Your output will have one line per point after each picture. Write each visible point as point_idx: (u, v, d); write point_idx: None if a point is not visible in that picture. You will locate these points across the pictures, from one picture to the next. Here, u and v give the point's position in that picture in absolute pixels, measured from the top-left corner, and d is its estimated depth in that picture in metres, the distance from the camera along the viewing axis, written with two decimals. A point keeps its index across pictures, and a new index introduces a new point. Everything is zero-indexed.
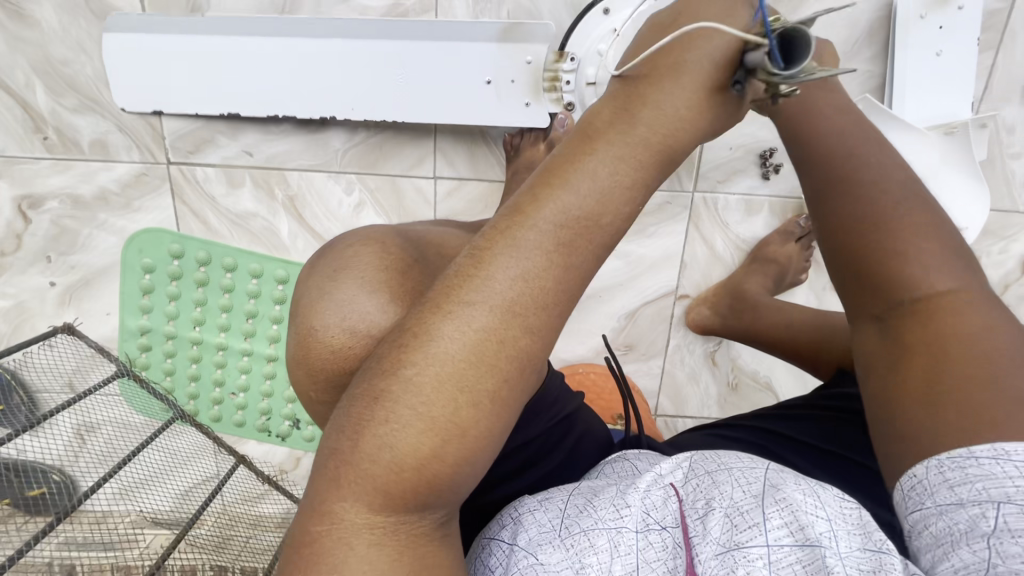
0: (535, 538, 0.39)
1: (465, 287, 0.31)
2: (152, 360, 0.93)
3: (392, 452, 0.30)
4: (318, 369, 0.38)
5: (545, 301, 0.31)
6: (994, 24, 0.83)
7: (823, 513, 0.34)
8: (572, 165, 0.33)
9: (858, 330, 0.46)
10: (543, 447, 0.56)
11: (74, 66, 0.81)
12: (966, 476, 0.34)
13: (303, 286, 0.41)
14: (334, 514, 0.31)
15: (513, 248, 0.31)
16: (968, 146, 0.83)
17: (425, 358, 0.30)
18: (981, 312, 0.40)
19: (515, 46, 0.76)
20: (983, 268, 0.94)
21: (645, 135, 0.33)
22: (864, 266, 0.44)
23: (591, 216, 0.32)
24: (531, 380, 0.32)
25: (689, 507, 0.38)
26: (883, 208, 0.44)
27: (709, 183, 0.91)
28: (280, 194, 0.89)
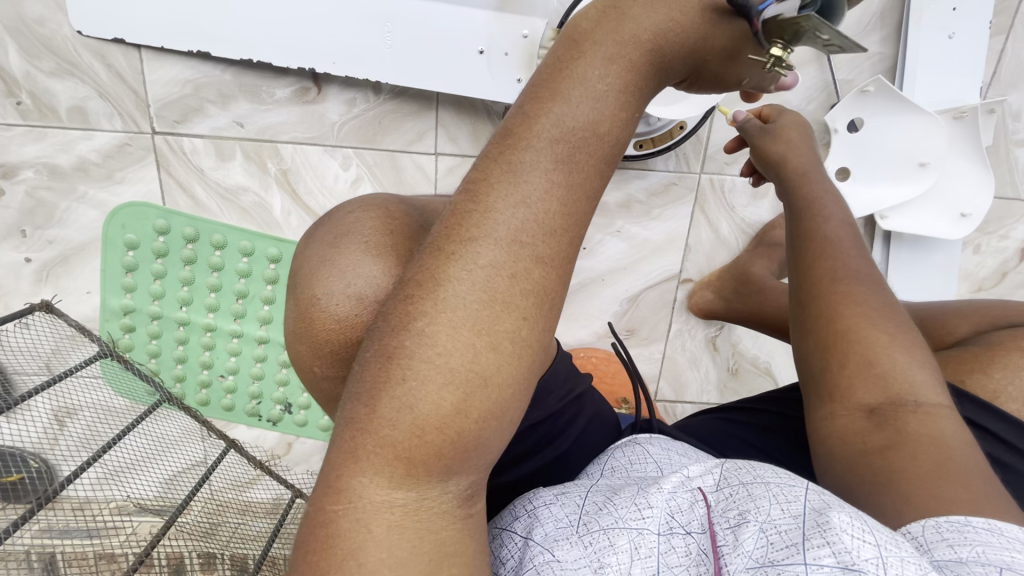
0: (551, 533, 0.37)
1: (466, 225, 0.28)
2: (136, 341, 0.89)
3: (412, 414, 0.26)
4: (323, 343, 0.33)
5: (554, 227, 0.28)
6: (1006, 7, 0.82)
7: (872, 539, 0.30)
8: (563, 73, 0.30)
9: (838, 415, 0.45)
10: (552, 428, 0.53)
11: (51, 25, 0.76)
12: (965, 538, 0.32)
13: (300, 260, 0.36)
14: (350, 492, 0.26)
15: (510, 175, 0.28)
16: (976, 132, 0.82)
17: (436, 304, 0.27)
18: (956, 425, 0.41)
19: (510, 17, 0.74)
20: (983, 255, 0.94)
21: (635, 31, 0.30)
22: (852, 360, 0.45)
23: (587, 127, 0.29)
24: (550, 315, 0.29)
25: (719, 515, 0.35)
26: (846, 306, 0.47)
27: (716, 165, 0.90)
28: (272, 168, 0.85)
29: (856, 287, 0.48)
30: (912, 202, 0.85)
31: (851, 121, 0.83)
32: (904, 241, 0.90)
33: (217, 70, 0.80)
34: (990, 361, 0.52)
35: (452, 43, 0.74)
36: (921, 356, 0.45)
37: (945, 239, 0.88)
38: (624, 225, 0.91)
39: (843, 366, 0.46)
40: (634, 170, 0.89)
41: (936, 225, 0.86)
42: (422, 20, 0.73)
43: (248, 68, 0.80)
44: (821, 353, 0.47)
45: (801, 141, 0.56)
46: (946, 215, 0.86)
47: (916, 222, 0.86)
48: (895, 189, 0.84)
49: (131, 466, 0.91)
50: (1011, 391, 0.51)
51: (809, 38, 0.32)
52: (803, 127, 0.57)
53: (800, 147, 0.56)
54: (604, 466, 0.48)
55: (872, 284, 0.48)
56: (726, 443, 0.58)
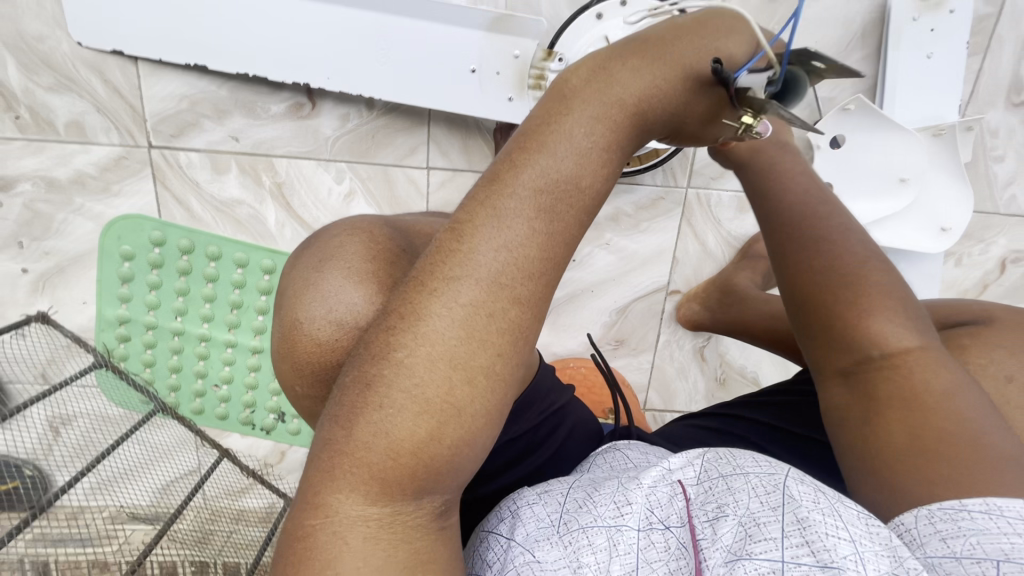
0: (533, 533, 0.38)
1: (448, 263, 0.29)
2: (130, 350, 0.90)
3: (387, 438, 0.27)
4: (304, 364, 0.34)
5: (531, 270, 0.29)
6: (983, 28, 0.85)
7: (846, 535, 0.32)
8: (549, 126, 0.31)
9: (825, 385, 0.47)
10: (536, 440, 0.54)
11: (49, 42, 0.77)
12: (959, 528, 0.33)
13: (288, 281, 0.38)
14: (327, 506, 0.28)
15: (494, 217, 0.29)
16: (954, 149, 0.84)
17: (416, 339, 0.28)
18: (934, 370, 0.41)
19: (500, 38, 0.75)
20: (964, 267, 0.96)
21: (621, 95, 0.32)
22: (820, 324, 0.47)
23: (571, 179, 0.30)
24: (526, 352, 0.30)
25: (698, 507, 0.37)
26: (809, 278, 0.49)
27: (703, 179, 0.92)
28: (267, 181, 0.87)
29: (824, 258, 0.49)
30: (892, 216, 0.87)
31: (834, 138, 0.85)
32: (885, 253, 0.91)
33: (213, 86, 0.81)
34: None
35: (444, 62, 0.76)
36: (890, 301, 0.45)
37: (926, 253, 0.90)
38: (612, 237, 0.93)
39: (813, 333, 0.48)
40: (622, 185, 0.91)
41: (917, 239, 0.88)
42: (414, 39, 0.75)
43: (244, 84, 0.82)
44: (798, 323, 0.50)
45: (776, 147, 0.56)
46: (926, 229, 0.88)
47: (896, 235, 0.88)
48: (875, 204, 0.86)
49: (122, 476, 0.92)
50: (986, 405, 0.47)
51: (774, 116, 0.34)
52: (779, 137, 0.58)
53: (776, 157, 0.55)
54: (586, 469, 0.48)
55: (836, 245, 0.49)
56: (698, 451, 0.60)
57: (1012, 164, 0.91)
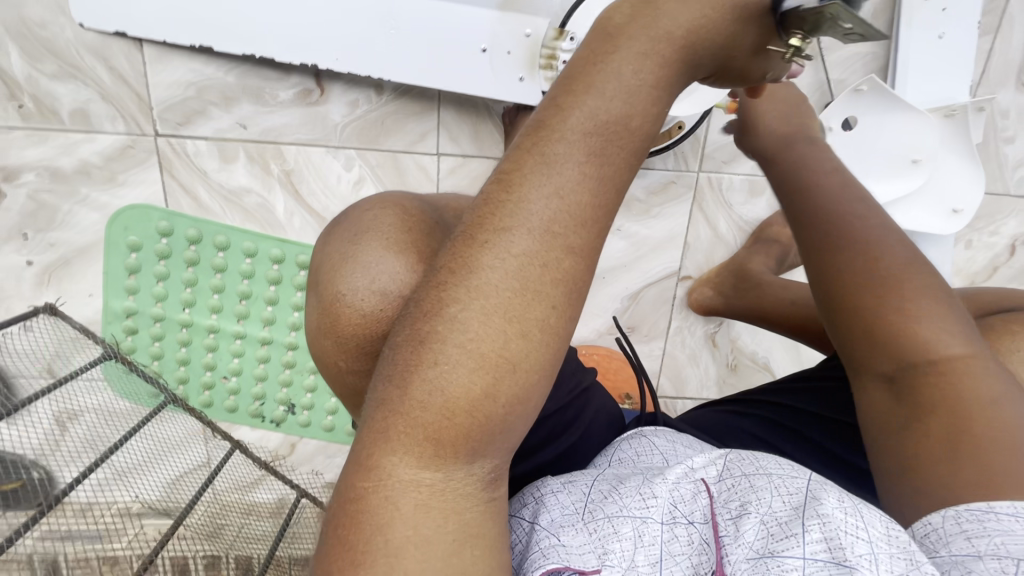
0: (557, 519, 0.37)
1: (500, 215, 0.28)
2: (138, 344, 0.89)
3: (443, 395, 0.27)
4: (348, 338, 0.34)
5: (583, 218, 0.29)
6: (994, 8, 0.85)
7: (866, 535, 0.31)
8: (598, 66, 0.30)
9: (864, 387, 0.46)
10: (562, 421, 0.54)
11: (53, 28, 0.76)
12: (986, 529, 0.33)
13: (320, 258, 0.37)
14: (381, 470, 0.27)
15: (545, 166, 0.28)
16: (965, 129, 0.84)
17: (470, 292, 0.27)
18: (980, 380, 0.40)
19: (513, 17, 0.75)
20: (974, 250, 0.96)
21: (670, 29, 0.30)
22: (859, 325, 0.46)
23: (618, 121, 0.29)
24: (578, 304, 0.29)
25: (721, 505, 0.36)
26: (851, 273, 0.46)
27: (713, 163, 0.91)
28: (275, 169, 0.85)
29: (858, 254, 0.47)
30: (905, 198, 0.86)
31: (846, 120, 0.85)
32: (896, 236, 0.91)
33: (220, 72, 0.80)
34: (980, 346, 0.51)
35: (455, 44, 0.75)
36: (940, 307, 0.44)
37: (937, 235, 0.90)
38: (623, 223, 0.93)
39: (853, 334, 0.46)
40: None
41: (929, 221, 0.88)
42: (424, 20, 0.74)
43: (251, 70, 0.81)
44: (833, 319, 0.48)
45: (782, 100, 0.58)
46: (938, 211, 0.87)
47: (910, 218, 0.87)
48: (889, 186, 0.86)
49: (134, 469, 0.91)
50: (999, 373, 0.49)
51: (829, 28, 0.31)
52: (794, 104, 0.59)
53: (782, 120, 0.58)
54: (611, 458, 0.49)
55: (870, 241, 0.47)
56: (728, 435, 0.60)
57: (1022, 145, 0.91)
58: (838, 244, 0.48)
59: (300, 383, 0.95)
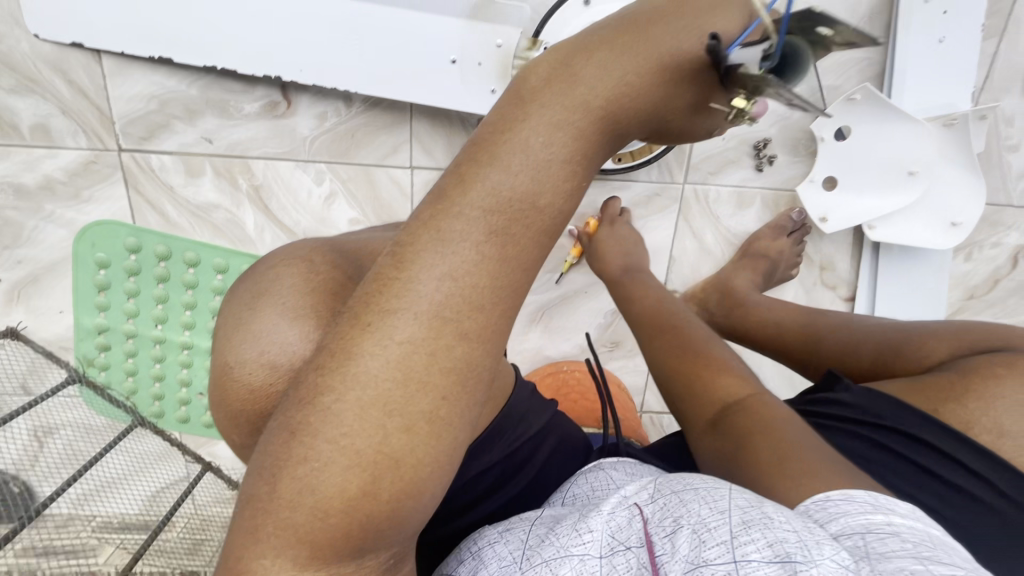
0: (495, 573, 0.36)
1: (386, 294, 0.25)
2: (110, 359, 0.88)
3: (314, 497, 0.24)
4: (239, 412, 0.32)
5: (479, 301, 0.25)
6: (998, 10, 0.80)
7: (792, 526, 0.28)
8: (503, 135, 0.27)
9: (702, 442, 0.48)
10: (508, 470, 0.51)
11: (7, 41, 0.73)
12: (830, 514, 0.30)
13: (223, 312, 0.34)
14: (251, 575, 0.24)
15: (440, 242, 0.25)
16: (966, 138, 0.80)
17: (346, 380, 0.24)
18: (785, 414, 0.43)
19: (484, 26, 0.71)
20: (974, 263, 0.92)
21: (585, 97, 0.27)
22: (696, 389, 0.50)
23: (525, 197, 0.26)
24: (477, 390, 0.26)
25: (655, 526, 0.32)
26: (678, 357, 0.54)
27: (699, 174, 0.86)
28: (243, 183, 0.83)
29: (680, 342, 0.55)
30: (901, 212, 0.83)
31: (840, 130, 0.81)
32: (891, 250, 0.87)
33: (183, 84, 0.77)
34: (964, 392, 0.47)
35: (424, 55, 0.72)
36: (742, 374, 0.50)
37: (933, 249, 0.86)
38: None
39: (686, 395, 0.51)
40: (617, 181, 0.85)
41: (926, 235, 0.84)
42: (391, 30, 0.70)
43: (216, 82, 0.78)
44: (670, 391, 0.53)
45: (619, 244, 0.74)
46: (935, 224, 0.83)
47: (906, 231, 0.84)
48: (883, 201, 0.82)
49: (112, 483, 0.90)
50: (987, 423, 0.45)
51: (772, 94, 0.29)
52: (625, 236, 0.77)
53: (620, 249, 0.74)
54: (566, 494, 0.47)
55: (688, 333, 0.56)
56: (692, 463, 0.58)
57: None
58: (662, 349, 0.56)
59: None
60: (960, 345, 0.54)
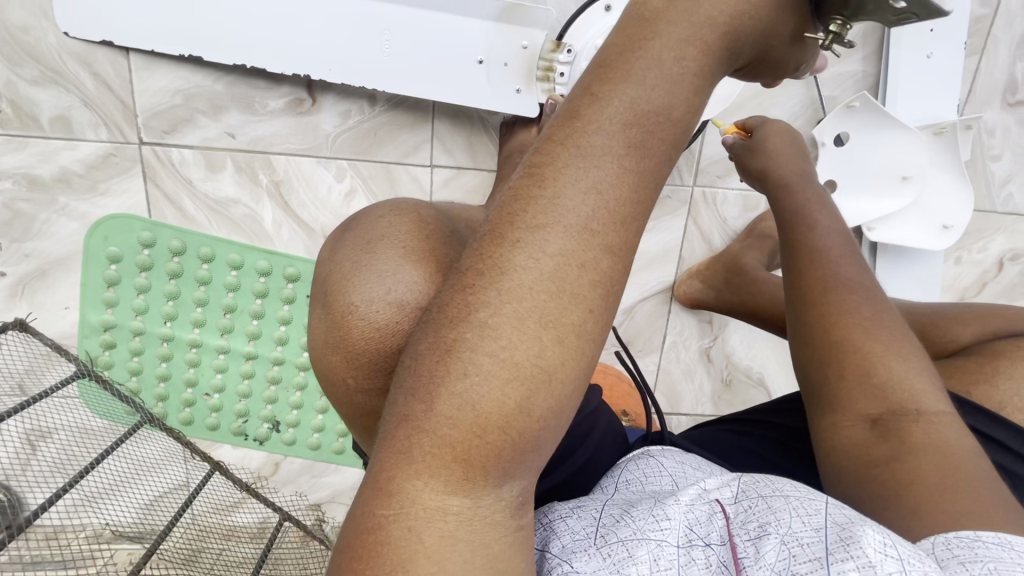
0: (569, 545, 0.34)
1: (531, 210, 0.27)
2: (115, 358, 0.85)
3: (474, 410, 0.25)
4: (359, 354, 0.32)
5: (621, 215, 0.27)
6: (980, 29, 0.86)
7: (894, 553, 0.28)
8: (634, 54, 0.28)
9: (840, 425, 0.44)
10: (569, 445, 0.52)
11: (35, 33, 0.74)
12: (976, 554, 0.29)
13: (329, 266, 0.35)
14: (404, 495, 0.25)
15: (580, 159, 0.27)
16: (956, 148, 0.85)
17: (501, 294, 0.26)
18: (960, 432, 0.40)
19: (509, 28, 0.75)
20: (963, 266, 0.97)
21: (711, 15, 0.29)
22: (850, 367, 0.44)
23: (661, 111, 0.28)
24: (615, 309, 0.28)
25: (738, 526, 0.33)
26: (840, 318, 0.45)
27: (708, 178, 0.91)
28: (264, 179, 0.83)
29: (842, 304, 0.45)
30: (896, 214, 0.88)
31: (838, 136, 0.85)
32: (887, 251, 0.91)
33: (209, 80, 0.79)
34: (994, 373, 0.48)
35: (450, 55, 0.74)
36: (915, 354, 0.44)
37: (928, 250, 0.90)
38: None
39: (841, 374, 0.44)
40: None
41: (920, 236, 0.88)
42: (419, 29, 0.73)
43: (241, 78, 0.79)
44: (818, 362, 0.46)
45: (783, 147, 0.55)
46: (928, 227, 0.88)
47: (901, 233, 0.88)
48: (880, 202, 0.86)
49: (108, 491, 0.84)
50: (1016, 402, 0.47)
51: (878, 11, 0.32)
52: (789, 135, 0.56)
53: (780, 156, 0.55)
54: (617, 479, 0.46)
55: (856, 290, 0.46)
56: (737, 456, 0.58)
57: (1007, 163, 0.92)
58: (826, 293, 0.46)
59: (286, 400, 0.92)
60: (982, 328, 0.55)
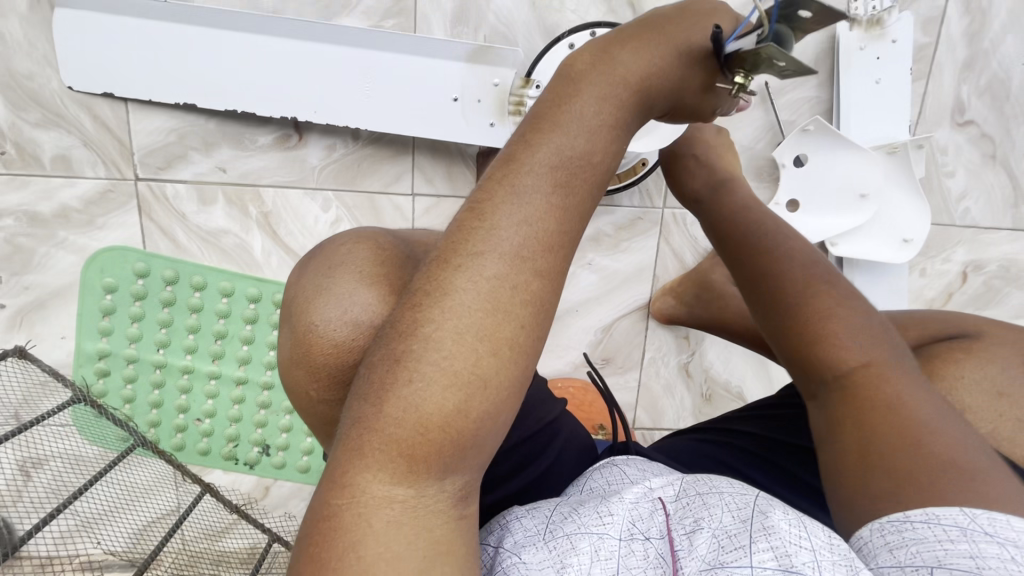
0: (520, 540, 0.38)
1: (470, 240, 0.31)
2: (109, 386, 0.88)
3: (417, 412, 0.29)
4: (320, 368, 0.35)
5: (549, 243, 0.31)
6: (924, 56, 0.92)
7: (808, 544, 0.33)
8: (560, 109, 0.33)
9: (811, 393, 0.47)
10: (531, 453, 0.55)
11: (39, 80, 0.79)
12: (904, 539, 0.34)
13: (294, 290, 0.38)
14: (354, 487, 0.28)
15: (512, 195, 0.31)
16: (909, 166, 0.90)
17: (444, 312, 0.29)
18: (907, 382, 0.42)
19: (481, 68, 0.80)
20: (928, 278, 1.00)
21: (624, 74, 0.34)
22: (801, 336, 0.47)
23: (583, 156, 0.32)
24: (546, 324, 0.31)
25: (676, 522, 0.37)
26: (783, 292, 0.50)
27: (677, 200, 0.96)
28: (254, 211, 0.88)
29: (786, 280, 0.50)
30: (858, 229, 0.92)
31: (798, 157, 0.90)
32: (853, 265, 0.95)
33: (202, 119, 0.84)
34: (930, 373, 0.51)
35: (427, 91, 0.80)
36: (860, 315, 0.47)
37: (891, 263, 0.94)
38: (594, 257, 0.96)
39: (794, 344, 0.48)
40: (601, 207, 0.95)
41: (882, 250, 0.92)
42: (398, 69, 0.78)
43: (232, 117, 0.84)
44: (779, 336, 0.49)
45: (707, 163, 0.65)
46: (889, 240, 0.92)
47: (863, 247, 0.92)
48: (841, 219, 0.91)
49: (101, 516, 0.87)
50: (950, 401, 0.49)
51: (766, 67, 0.34)
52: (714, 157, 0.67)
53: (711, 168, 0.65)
54: (582, 487, 0.48)
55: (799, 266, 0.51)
56: (698, 463, 0.60)
57: (962, 179, 0.97)
58: (771, 272, 0.52)
59: (275, 424, 0.94)
60: (924, 333, 0.58)
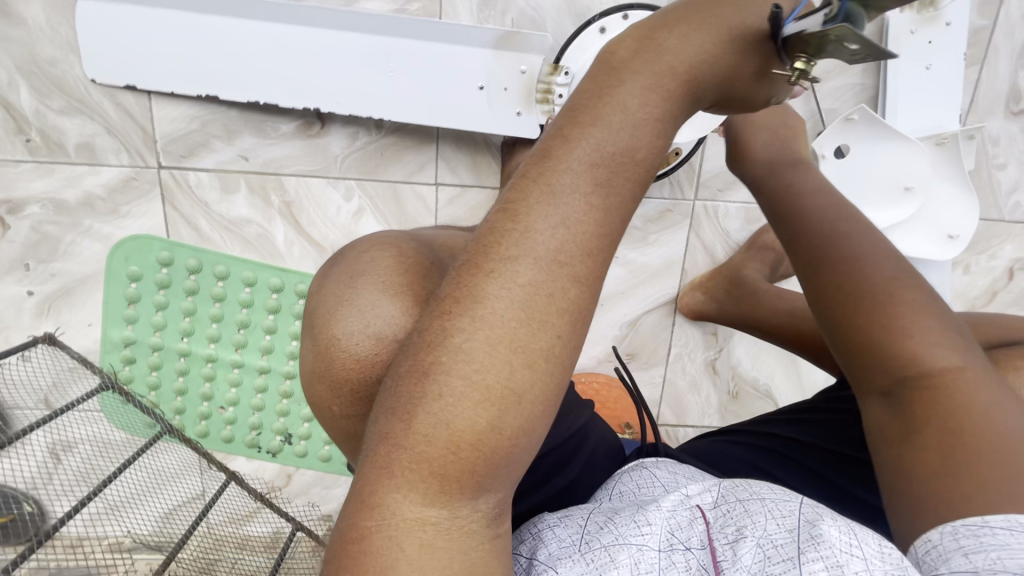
0: (555, 552, 0.37)
1: (504, 243, 0.29)
2: (136, 373, 0.88)
3: (448, 428, 0.27)
4: (343, 381, 0.34)
5: (589, 247, 0.29)
6: (979, 40, 0.87)
7: (859, 553, 0.31)
8: (603, 99, 0.30)
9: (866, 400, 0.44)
10: (560, 460, 0.54)
11: (62, 66, 0.78)
12: (981, 544, 0.31)
13: (316, 298, 0.37)
14: (383, 508, 0.27)
15: (550, 196, 0.29)
16: (957, 157, 0.85)
17: (473, 321, 0.28)
18: (984, 388, 0.38)
19: (508, 55, 0.77)
20: (972, 275, 0.96)
21: (672, 63, 0.31)
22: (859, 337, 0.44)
23: (626, 152, 0.30)
24: (582, 333, 0.29)
25: (717, 530, 0.35)
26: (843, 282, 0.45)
27: (709, 191, 0.92)
28: (276, 201, 0.87)
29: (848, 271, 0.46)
30: (900, 224, 0.87)
31: (839, 147, 0.86)
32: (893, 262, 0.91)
33: (223, 108, 0.82)
34: None
35: (453, 79, 0.77)
36: (929, 310, 0.43)
37: (934, 260, 0.90)
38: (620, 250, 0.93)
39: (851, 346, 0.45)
40: None
41: (925, 246, 0.88)
42: (424, 55, 0.76)
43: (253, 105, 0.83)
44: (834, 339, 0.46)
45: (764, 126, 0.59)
46: (934, 236, 0.88)
47: (906, 243, 0.88)
48: (884, 213, 0.86)
49: (126, 503, 0.88)
50: None
51: (834, 50, 0.31)
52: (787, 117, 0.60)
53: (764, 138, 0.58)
54: (611, 491, 0.47)
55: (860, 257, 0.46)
56: (728, 464, 0.58)
57: (1014, 171, 0.92)
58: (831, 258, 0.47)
59: (298, 413, 0.94)
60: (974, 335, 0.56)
